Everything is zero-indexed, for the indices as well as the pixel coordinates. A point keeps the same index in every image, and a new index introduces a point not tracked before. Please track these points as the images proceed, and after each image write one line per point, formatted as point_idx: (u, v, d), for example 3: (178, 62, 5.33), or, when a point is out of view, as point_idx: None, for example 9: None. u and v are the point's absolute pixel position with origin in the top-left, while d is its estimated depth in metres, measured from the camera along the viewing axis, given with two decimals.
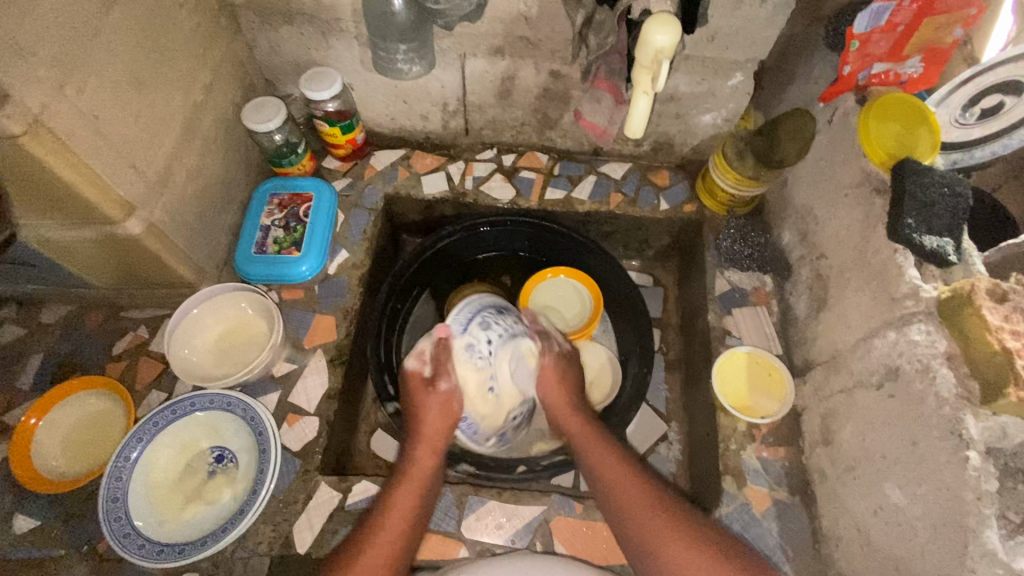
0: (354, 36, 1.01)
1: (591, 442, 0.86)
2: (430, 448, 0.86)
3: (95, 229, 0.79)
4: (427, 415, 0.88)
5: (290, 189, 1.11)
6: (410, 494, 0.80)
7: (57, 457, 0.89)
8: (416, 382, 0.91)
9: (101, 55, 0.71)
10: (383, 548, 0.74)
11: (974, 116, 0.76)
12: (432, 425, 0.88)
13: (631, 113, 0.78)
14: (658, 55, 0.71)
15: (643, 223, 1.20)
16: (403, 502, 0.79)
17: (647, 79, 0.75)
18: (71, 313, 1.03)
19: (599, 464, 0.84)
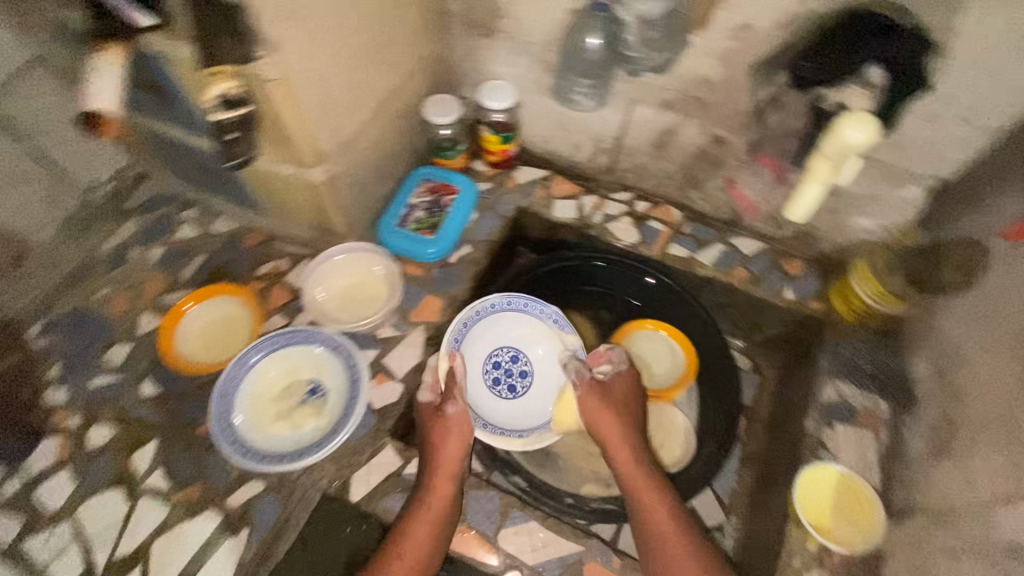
0: (541, 61, 1.09)
1: (663, 518, 0.86)
2: (449, 478, 0.87)
3: (292, 168, 0.93)
4: (441, 454, 0.89)
5: (441, 178, 1.21)
6: (426, 529, 0.83)
7: (196, 326, 1.05)
8: (429, 415, 0.94)
9: (345, 31, 0.84)
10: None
11: None
12: (449, 455, 0.89)
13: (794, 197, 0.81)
14: (847, 149, 0.71)
15: (761, 306, 1.18)
16: (419, 538, 0.82)
17: (826, 169, 0.75)
18: (235, 229, 1.20)
19: (648, 510, 0.88)
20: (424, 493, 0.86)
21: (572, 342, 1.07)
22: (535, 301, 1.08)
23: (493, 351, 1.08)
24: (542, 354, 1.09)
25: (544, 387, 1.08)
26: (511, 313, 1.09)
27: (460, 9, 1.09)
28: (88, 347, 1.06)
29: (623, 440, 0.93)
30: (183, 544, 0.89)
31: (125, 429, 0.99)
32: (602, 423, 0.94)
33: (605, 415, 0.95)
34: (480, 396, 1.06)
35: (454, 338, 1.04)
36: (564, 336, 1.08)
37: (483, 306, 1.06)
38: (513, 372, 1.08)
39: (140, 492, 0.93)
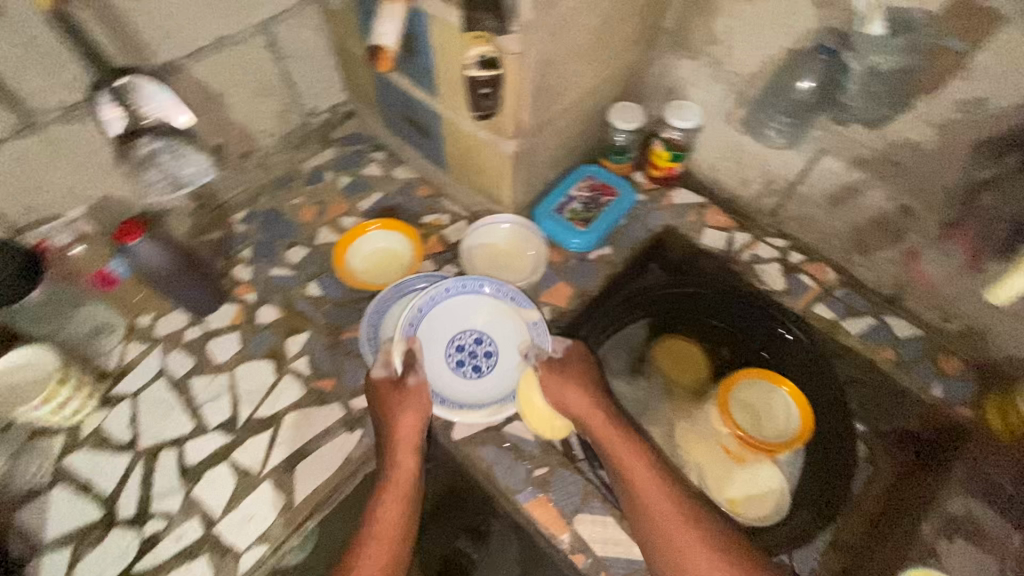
0: (740, 92, 1.11)
1: (652, 495, 0.88)
2: (409, 452, 0.93)
3: (489, 135, 1.03)
4: (399, 431, 0.93)
5: (604, 179, 1.27)
6: (397, 501, 0.91)
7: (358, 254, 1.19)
8: (386, 391, 0.96)
9: (579, 27, 0.93)
10: (385, 540, 0.88)
11: None
12: (408, 427, 0.93)
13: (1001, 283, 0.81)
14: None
15: (899, 394, 1.10)
16: (393, 506, 0.90)
17: None
18: (411, 177, 1.35)
19: (639, 487, 0.89)
20: (391, 469, 0.93)
21: (531, 316, 1.07)
22: (488, 279, 1.06)
23: (456, 334, 1.06)
24: (505, 334, 1.07)
25: (506, 366, 1.06)
26: (468, 296, 1.07)
27: (674, 28, 1.14)
28: (274, 240, 1.24)
29: (589, 407, 0.97)
30: (309, 424, 1.02)
31: (285, 314, 1.14)
32: (569, 396, 0.97)
33: (570, 389, 0.98)
34: (449, 377, 1.04)
35: (408, 324, 1.03)
36: (524, 313, 1.07)
37: (436, 290, 1.05)
38: (478, 351, 1.06)
39: (286, 370, 1.07)
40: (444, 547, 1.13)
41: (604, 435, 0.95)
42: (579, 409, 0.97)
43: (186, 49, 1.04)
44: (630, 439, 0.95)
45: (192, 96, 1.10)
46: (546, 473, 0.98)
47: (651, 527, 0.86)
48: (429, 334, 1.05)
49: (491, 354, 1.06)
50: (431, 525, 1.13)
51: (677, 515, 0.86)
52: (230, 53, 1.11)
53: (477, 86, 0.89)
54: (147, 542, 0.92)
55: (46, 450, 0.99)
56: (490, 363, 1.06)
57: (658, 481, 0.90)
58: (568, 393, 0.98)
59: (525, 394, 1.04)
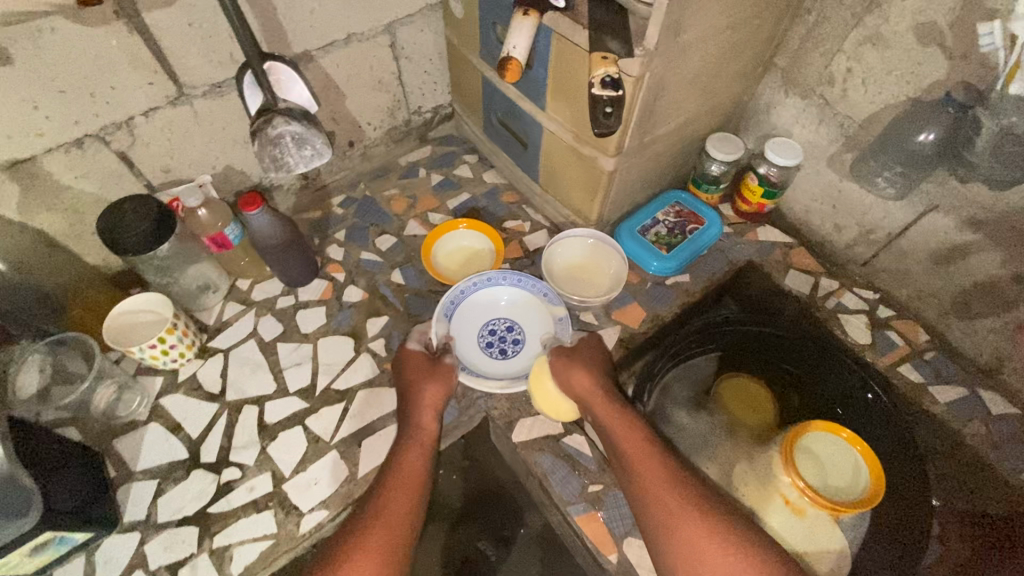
0: (848, 136, 1.09)
1: (664, 487, 0.87)
2: (433, 416, 0.98)
3: (590, 152, 1.06)
4: (424, 394, 0.99)
5: (692, 207, 1.27)
6: (417, 457, 0.95)
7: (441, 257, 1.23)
8: (416, 363, 1.04)
9: (698, 55, 0.94)
10: (408, 490, 0.91)
11: None
12: (432, 393, 1.00)
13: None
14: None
15: (984, 470, 1.04)
16: (415, 460, 0.94)
17: None
18: (500, 183, 1.40)
19: (651, 479, 0.89)
20: (413, 429, 0.97)
21: (558, 312, 1.12)
22: (524, 275, 1.14)
23: (490, 320, 1.13)
24: (534, 327, 1.13)
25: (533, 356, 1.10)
26: (504, 289, 1.14)
27: (785, 66, 1.14)
28: (366, 227, 1.32)
29: (595, 389, 0.99)
30: (379, 404, 1.07)
31: (369, 296, 1.21)
32: (576, 378, 1.00)
33: (576, 370, 1.00)
34: (479, 360, 1.09)
35: (444, 312, 1.10)
36: (553, 308, 1.12)
37: (475, 280, 1.13)
38: (507, 338, 1.12)
39: (364, 349, 1.13)
40: (466, 546, 1.09)
41: (610, 418, 0.97)
42: (585, 391, 0.99)
43: (321, 43, 1.13)
44: (642, 432, 0.95)
45: (317, 85, 1.19)
46: (600, 489, 0.98)
47: (661, 519, 0.85)
48: (463, 322, 1.12)
49: (519, 343, 1.12)
50: (460, 521, 1.11)
51: (682, 495, 0.87)
52: (356, 50, 1.20)
53: (601, 106, 0.85)
54: (223, 488, 0.99)
55: (147, 388, 1.09)
56: (516, 351, 1.11)
57: (669, 474, 0.89)
58: (575, 380, 1.00)
59: (538, 374, 1.05)
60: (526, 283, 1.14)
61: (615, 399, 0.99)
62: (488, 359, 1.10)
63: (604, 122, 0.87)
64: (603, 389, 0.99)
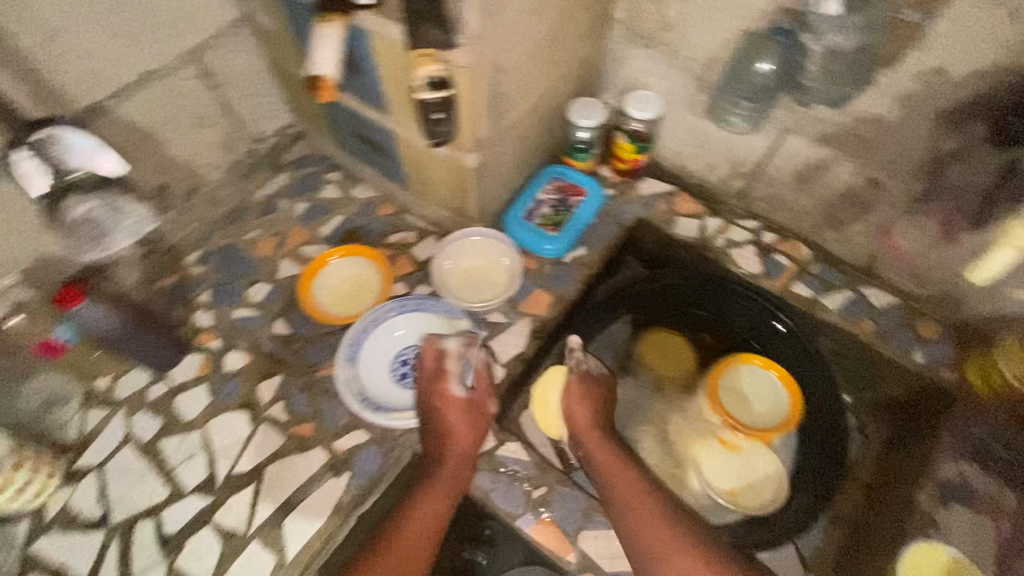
0: (697, 78, 1.09)
1: (642, 503, 0.86)
2: (460, 450, 0.92)
3: (455, 155, 0.99)
4: (453, 423, 0.93)
5: (570, 179, 1.24)
6: (437, 499, 0.87)
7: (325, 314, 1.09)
8: (425, 382, 0.97)
9: (530, 27, 0.88)
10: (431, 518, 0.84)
11: None
12: (458, 424, 0.93)
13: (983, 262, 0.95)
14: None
15: (881, 362, 1.12)
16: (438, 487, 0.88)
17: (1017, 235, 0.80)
18: (371, 196, 1.29)
19: (630, 496, 0.87)
20: (434, 469, 0.90)
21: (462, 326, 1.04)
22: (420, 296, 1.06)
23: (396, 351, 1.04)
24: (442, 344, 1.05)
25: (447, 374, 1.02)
26: (403, 316, 1.06)
27: (624, 17, 1.11)
28: (232, 280, 1.18)
29: (592, 423, 0.99)
30: (291, 473, 0.97)
31: (253, 357, 1.08)
32: (577, 411, 1.00)
33: (581, 405, 1.01)
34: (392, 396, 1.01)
35: (345, 355, 1.01)
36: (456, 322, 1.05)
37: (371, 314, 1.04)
38: None
39: (262, 419, 1.02)
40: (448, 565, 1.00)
41: (596, 450, 0.95)
42: (580, 424, 0.99)
43: (108, 90, 0.96)
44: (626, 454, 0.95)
45: (120, 139, 1.02)
46: (545, 492, 0.95)
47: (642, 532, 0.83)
48: (367, 361, 1.03)
49: None
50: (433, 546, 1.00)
51: (669, 521, 0.83)
52: (157, 89, 1.03)
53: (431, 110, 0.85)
54: None
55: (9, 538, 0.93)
56: None
57: (650, 487, 0.88)
58: (576, 399, 1.02)
59: (539, 391, 1.10)
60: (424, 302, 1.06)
61: (608, 436, 0.98)
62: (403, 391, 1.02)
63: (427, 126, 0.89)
64: (600, 427, 0.99)
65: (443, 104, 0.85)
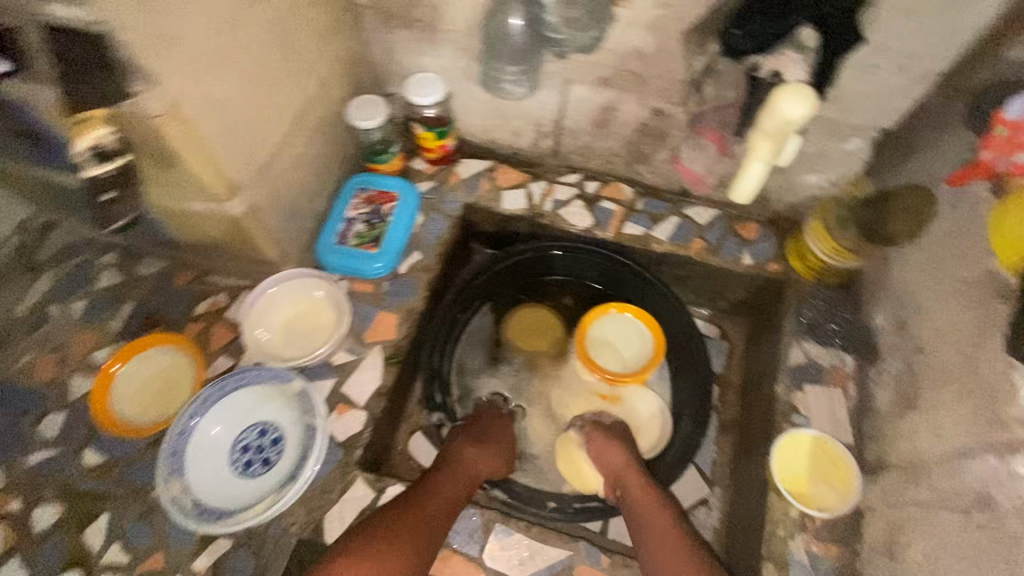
0: (466, 49, 1.02)
1: (664, 532, 0.85)
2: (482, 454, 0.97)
3: (203, 205, 0.83)
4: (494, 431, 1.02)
5: (377, 186, 1.14)
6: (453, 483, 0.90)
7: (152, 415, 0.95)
8: (495, 430, 1.03)
9: (243, 45, 0.75)
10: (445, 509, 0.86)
11: None
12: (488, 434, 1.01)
13: (739, 175, 0.75)
14: (785, 125, 0.66)
15: (721, 274, 1.16)
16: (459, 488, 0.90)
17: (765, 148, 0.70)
18: (164, 268, 1.11)
19: (651, 525, 0.87)
20: (454, 457, 0.94)
21: (298, 388, 0.91)
22: (244, 370, 0.90)
23: (233, 441, 0.89)
24: (283, 415, 0.90)
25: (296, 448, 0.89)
26: (230, 397, 0.90)
27: (369, 1, 1.00)
28: (14, 421, 0.97)
29: (629, 463, 0.95)
30: None
31: (66, 503, 0.91)
32: (610, 453, 0.97)
33: (614, 446, 0.97)
34: (239, 494, 0.86)
35: (170, 468, 0.84)
36: (290, 385, 0.91)
37: (191, 407, 0.87)
38: (262, 448, 0.89)
39: (96, 571, 0.86)
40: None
41: (638, 491, 0.92)
42: (618, 465, 0.95)
43: None
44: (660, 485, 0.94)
45: None
46: None
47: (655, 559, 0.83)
48: (200, 464, 0.86)
49: (275, 445, 0.89)
50: None
51: (689, 554, 0.83)
52: None
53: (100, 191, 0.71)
54: None
55: None
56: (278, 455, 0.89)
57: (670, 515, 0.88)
58: (616, 439, 0.99)
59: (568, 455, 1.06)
60: (249, 375, 0.90)
61: (644, 473, 0.94)
62: (252, 483, 0.87)
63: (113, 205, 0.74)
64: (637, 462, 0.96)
65: (117, 178, 0.72)
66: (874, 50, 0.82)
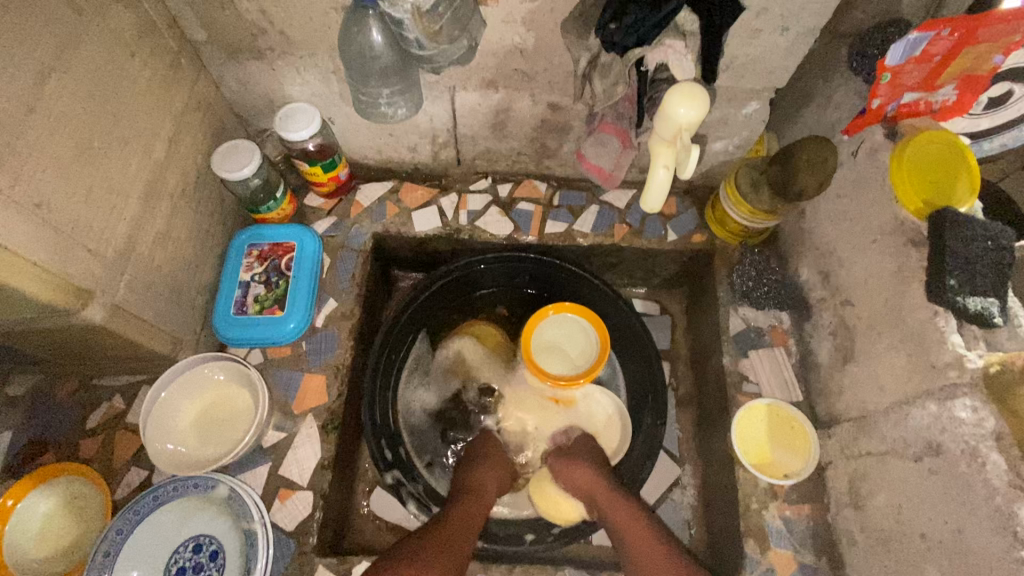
0: (332, 72, 0.92)
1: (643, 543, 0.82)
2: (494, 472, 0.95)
3: (48, 321, 0.69)
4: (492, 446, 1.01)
5: (268, 238, 1.02)
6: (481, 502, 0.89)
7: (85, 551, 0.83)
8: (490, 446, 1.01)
9: (42, 129, 0.61)
10: (467, 533, 0.82)
11: (982, 108, 0.83)
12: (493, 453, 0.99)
13: (647, 189, 0.62)
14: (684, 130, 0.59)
15: (650, 254, 1.15)
16: (474, 514, 0.86)
17: (668, 154, 0.62)
18: (39, 383, 0.96)
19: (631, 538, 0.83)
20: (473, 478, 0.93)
21: (224, 491, 0.80)
22: (160, 485, 0.79)
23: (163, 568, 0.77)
24: (214, 525, 0.80)
25: (234, 559, 0.78)
26: (150, 519, 0.79)
27: (207, 36, 0.86)
28: None
29: (597, 479, 0.91)
30: None
31: None
32: (577, 474, 0.92)
33: (577, 466, 0.93)
34: None
35: None
36: (215, 490, 0.80)
37: (106, 544, 0.76)
38: (197, 568, 0.78)
39: None
40: None
41: (614, 510, 0.87)
42: (588, 485, 0.91)
43: None
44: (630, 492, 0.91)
45: None
46: None
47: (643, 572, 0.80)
48: None
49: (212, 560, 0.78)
50: None
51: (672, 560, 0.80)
52: None
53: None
54: None
55: None
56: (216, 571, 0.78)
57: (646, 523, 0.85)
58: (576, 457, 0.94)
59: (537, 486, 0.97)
60: (167, 489, 0.80)
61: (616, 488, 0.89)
62: None
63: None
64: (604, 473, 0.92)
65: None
66: (753, 16, 0.78)
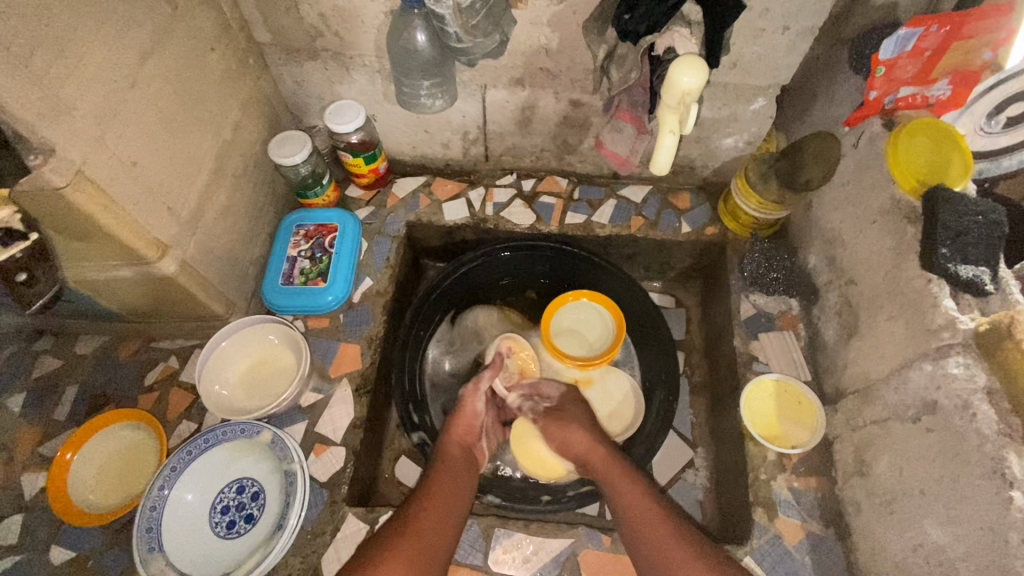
0: (377, 71, 1.03)
1: (636, 505, 0.84)
2: (458, 443, 0.97)
3: (130, 269, 0.79)
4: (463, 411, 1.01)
5: (314, 220, 1.12)
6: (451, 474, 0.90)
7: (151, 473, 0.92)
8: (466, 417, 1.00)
9: (140, 102, 0.72)
10: (452, 508, 0.84)
11: (1000, 125, 0.83)
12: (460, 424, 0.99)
13: (654, 153, 0.73)
14: (686, 96, 0.68)
15: (664, 246, 1.21)
16: (448, 487, 0.87)
17: (673, 119, 0.71)
18: (105, 343, 1.06)
19: (623, 501, 0.85)
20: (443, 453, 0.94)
21: (268, 437, 0.88)
22: (211, 428, 0.88)
23: (213, 503, 0.86)
24: (258, 468, 0.88)
25: (276, 499, 0.86)
26: (201, 459, 0.87)
27: (272, 38, 0.99)
28: None
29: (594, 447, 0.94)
30: None
31: None
32: (571, 436, 0.96)
33: (572, 428, 0.97)
34: (226, 556, 0.83)
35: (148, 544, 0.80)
36: (260, 436, 0.88)
37: (163, 477, 0.84)
38: (243, 504, 0.86)
39: None
40: None
41: (610, 476, 0.89)
42: (586, 451, 0.94)
43: None
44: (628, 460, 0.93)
45: None
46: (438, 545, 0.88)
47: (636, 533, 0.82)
48: (180, 533, 0.83)
49: (256, 498, 0.87)
50: None
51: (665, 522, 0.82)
52: None
53: (11, 273, 0.62)
54: None
55: None
56: (259, 508, 0.86)
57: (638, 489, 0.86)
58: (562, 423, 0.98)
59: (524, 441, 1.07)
60: (218, 433, 0.88)
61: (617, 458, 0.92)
62: (237, 542, 0.84)
63: (34, 282, 0.66)
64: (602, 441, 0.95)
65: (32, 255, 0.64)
66: (756, 17, 0.87)
